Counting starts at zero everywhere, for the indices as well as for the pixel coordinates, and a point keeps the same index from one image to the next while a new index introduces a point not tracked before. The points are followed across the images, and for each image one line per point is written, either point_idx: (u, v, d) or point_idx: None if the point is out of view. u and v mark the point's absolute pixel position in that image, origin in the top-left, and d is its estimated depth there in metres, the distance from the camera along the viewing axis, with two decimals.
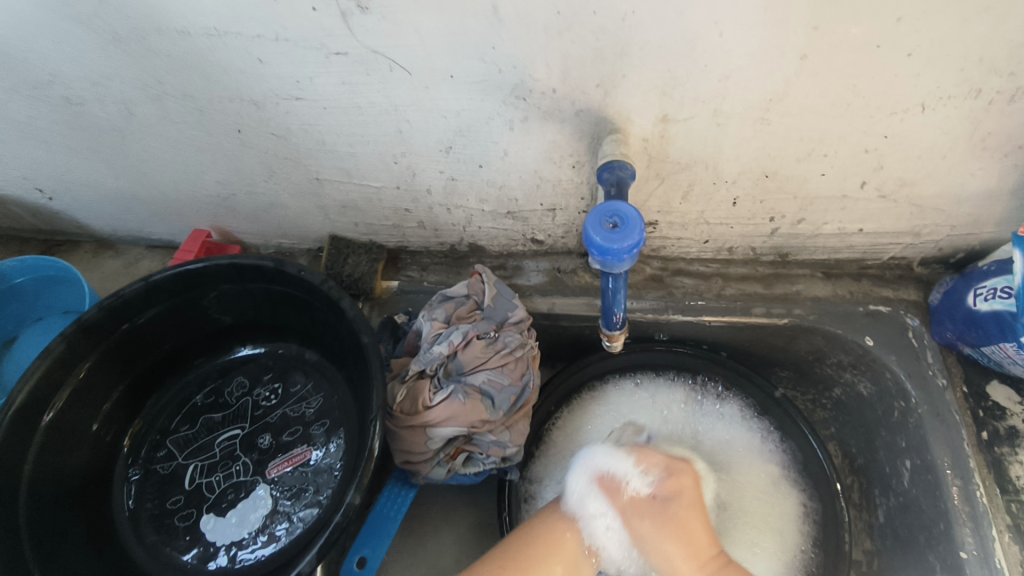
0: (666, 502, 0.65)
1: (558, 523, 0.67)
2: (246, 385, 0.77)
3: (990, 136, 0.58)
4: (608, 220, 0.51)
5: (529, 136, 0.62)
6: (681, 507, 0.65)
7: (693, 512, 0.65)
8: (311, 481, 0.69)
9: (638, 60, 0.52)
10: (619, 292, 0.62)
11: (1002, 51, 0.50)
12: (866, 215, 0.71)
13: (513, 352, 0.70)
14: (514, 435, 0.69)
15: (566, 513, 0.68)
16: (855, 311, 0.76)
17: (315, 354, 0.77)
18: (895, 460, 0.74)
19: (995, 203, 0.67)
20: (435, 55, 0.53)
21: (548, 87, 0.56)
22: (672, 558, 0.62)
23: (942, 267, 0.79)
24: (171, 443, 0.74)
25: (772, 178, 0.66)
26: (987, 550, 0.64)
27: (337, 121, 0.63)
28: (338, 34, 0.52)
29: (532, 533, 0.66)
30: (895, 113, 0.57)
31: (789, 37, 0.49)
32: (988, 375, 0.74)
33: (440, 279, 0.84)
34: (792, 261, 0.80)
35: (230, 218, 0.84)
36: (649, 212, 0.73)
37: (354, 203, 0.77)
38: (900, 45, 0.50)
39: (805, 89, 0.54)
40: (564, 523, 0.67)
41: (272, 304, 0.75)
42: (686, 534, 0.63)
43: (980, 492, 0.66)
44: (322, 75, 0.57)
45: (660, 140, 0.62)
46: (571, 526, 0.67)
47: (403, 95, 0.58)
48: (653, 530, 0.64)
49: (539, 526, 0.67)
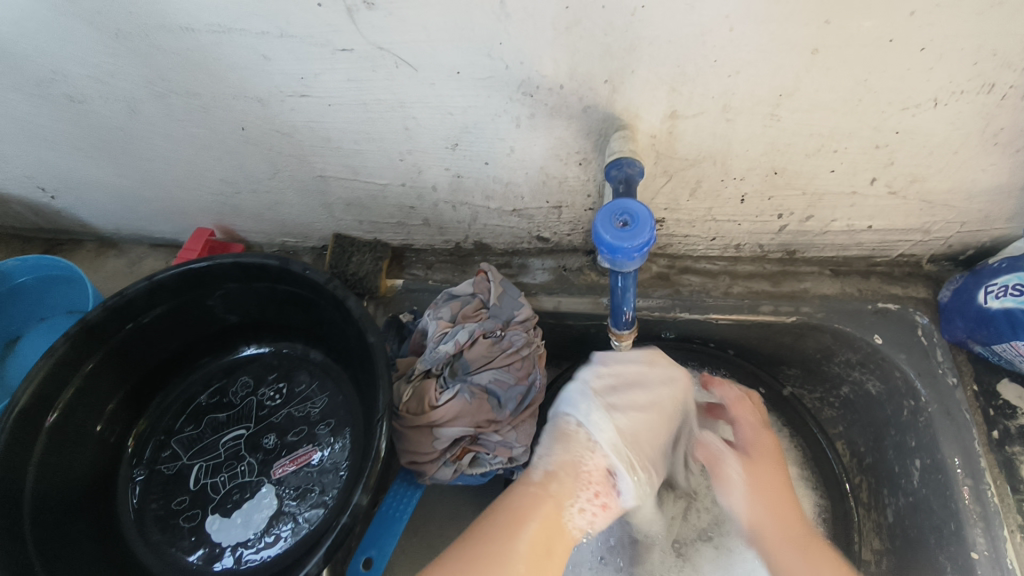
0: (776, 461, 0.69)
1: (519, 517, 0.55)
2: (251, 385, 0.77)
3: (1003, 131, 0.57)
4: (617, 218, 0.50)
5: (536, 132, 0.62)
6: (767, 459, 0.69)
7: (783, 483, 0.67)
8: (317, 481, 0.69)
9: (647, 55, 0.52)
10: (628, 290, 0.61)
11: (1016, 44, 0.49)
12: (876, 212, 0.70)
13: (519, 351, 0.69)
14: (521, 435, 0.68)
15: (523, 503, 0.57)
16: (864, 309, 0.75)
17: (320, 354, 0.76)
18: (905, 460, 0.73)
19: (1007, 199, 0.66)
20: (441, 51, 0.53)
21: (555, 83, 0.55)
22: (761, 514, 0.66)
23: (952, 263, 0.78)
24: (176, 443, 0.73)
25: (781, 174, 0.65)
26: (998, 550, 0.63)
27: (342, 118, 0.62)
28: (343, 31, 0.51)
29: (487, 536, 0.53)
30: (907, 108, 0.56)
31: (801, 32, 0.48)
32: (998, 373, 0.73)
33: (445, 277, 0.83)
34: (800, 258, 0.80)
35: (234, 217, 0.83)
36: (657, 209, 0.73)
37: (359, 201, 0.76)
38: (914, 39, 0.49)
39: (816, 85, 0.54)
40: (527, 514, 0.55)
41: (277, 303, 0.74)
42: (774, 493, 0.67)
43: (991, 491, 0.65)
44: (326, 72, 0.56)
45: (668, 136, 0.61)
46: (533, 516, 0.55)
47: (408, 91, 0.58)
48: (756, 493, 0.67)
49: (495, 533, 0.54)
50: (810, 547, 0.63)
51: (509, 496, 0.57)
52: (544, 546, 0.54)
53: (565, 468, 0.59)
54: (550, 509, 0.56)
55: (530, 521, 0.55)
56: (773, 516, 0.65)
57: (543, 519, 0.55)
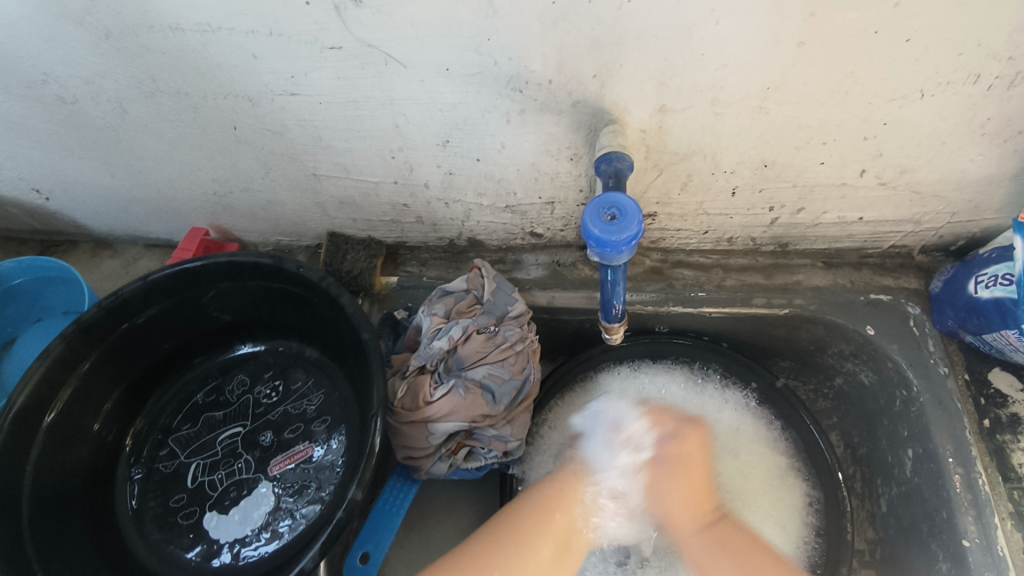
0: (682, 461, 0.70)
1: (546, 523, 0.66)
2: (247, 383, 0.77)
3: (990, 121, 0.58)
4: (606, 212, 0.50)
5: (526, 128, 0.62)
6: (687, 466, 0.70)
7: (700, 467, 0.71)
8: (314, 477, 0.69)
9: (635, 49, 0.52)
10: (618, 285, 0.61)
11: (1001, 35, 0.49)
12: (866, 203, 0.70)
13: (513, 346, 0.70)
14: (516, 430, 0.69)
15: (551, 495, 0.69)
16: (856, 300, 0.76)
17: (316, 351, 0.77)
18: (898, 450, 0.74)
19: (996, 188, 0.66)
20: (430, 48, 0.53)
21: (545, 79, 0.56)
22: (674, 509, 0.69)
23: (943, 254, 0.78)
24: (173, 442, 0.74)
25: (771, 167, 0.66)
26: (988, 538, 0.64)
27: (333, 116, 0.62)
28: (332, 28, 0.52)
29: (519, 534, 0.64)
30: (893, 99, 0.56)
31: (786, 25, 0.49)
32: (989, 362, 0.73)
33: (439, 274, 0.83)
34: (793, 251, 0.80)
35: (228, 216, 0.84)
36: (649, 203, 0.73)
37: (353, 199, 0.76)
38: (899, 30, 0.49)
39: (804, 77, 0.54)
40: (555, 511, 0.68)
41: (272, 301, 0.74)
42: (688, 487, 0.69)
43: (982, 480, 0.66)
44: (316, 70, 0.57)
45: (658, 131, 0.61)
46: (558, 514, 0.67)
47: (399, 88, 0.58)
48: (660, 488, 0.69)
49: (530, 523, 0.66)
50: (717, 533, 0.69)
51: (535, 494, 0.69)
52: (563, 539, 0.66)
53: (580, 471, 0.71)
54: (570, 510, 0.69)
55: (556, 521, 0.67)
56: (679, 509, 0.69)
57: (565, 517, 0.68)
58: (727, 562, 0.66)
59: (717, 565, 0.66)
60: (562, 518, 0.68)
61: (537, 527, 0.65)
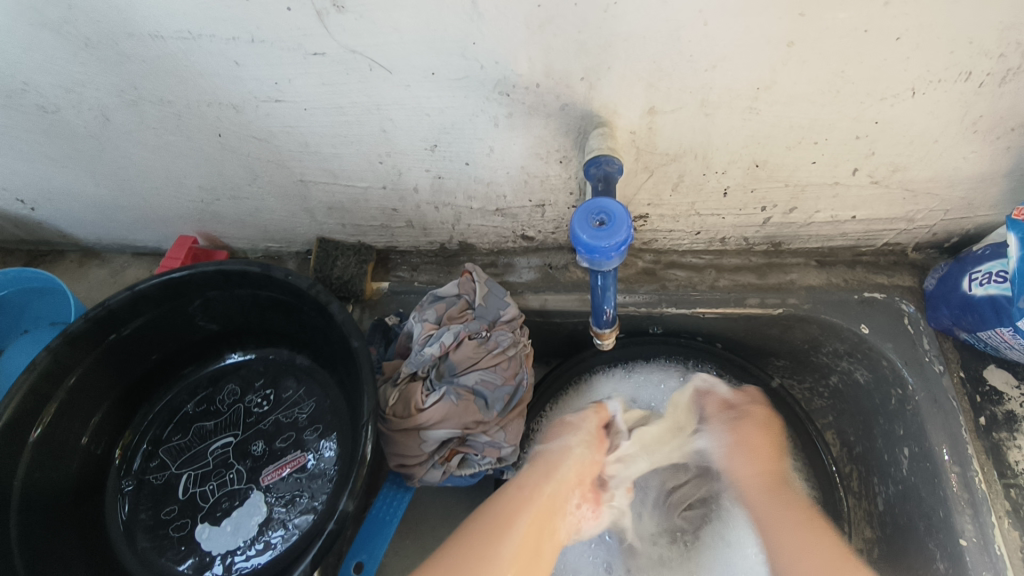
0: (755, 431, 0.76)
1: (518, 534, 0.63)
2: (238, 392, 0.76)
3: (983, 118, 0.57)
4: (594, 218, 0.50)
5: (514, 132, 0.61)
6: (753, 431, 0.76)
7: (767, 441, 0.76)
8: (306, 486, 0.69)
9: (623, 51, 0.51)
10: (609, 289, 0.61)
11: (992, 33, 0.49)
12: (859, 202, 0.70)
13: (505, 351, 0.69)
14: (509, 435, 0.69)
15: (517, 501, 0.66)
16: (850, 299, 0.75)
17: (307, 358, 0.76)
18: (894, 448, 0.73)
19: (989, 185, 0.66)
20: (415, 53, 0.52)
21: (532, 82, 0.55)
22: (741, 467, 0.74)
23: (937, 251, 0.78)
24: (164, 453, 0.73)
25: (763, 167, 0.65)
26: (986, 537, 0.63)
27: (319, 122, 0.62)
28: (314, 34, 0.51)
29: (484, 546, 0.61)
30: (885, 98, 0.56)
31: (775, 25, 0.48)
32: (984, 359, 0.73)
33: (431, 279, 0.83)
34: (786, 250, 0.79)
35: (216, 223, 0.83)
36: (640, 205, 0.72)
37: (341, 205, 0.75)
38: (890, 29, 0.48)
39: (794, 77, 0.53)
40: (518, 518, 0.65)
41: (260, 309, 0.74)
42: (756, 452, 0.75)
43: (979, 478, 0.66)
44: (300, 77, 0.56)
45: (648, 132, 0.61)
46: (529, 518, 0.65)
47: (385, 94, 0.57)
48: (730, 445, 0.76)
49: (492, 537, 0.62)
50: (777, 491, 0.72)
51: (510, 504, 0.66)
52: (534, 543, 0.63)
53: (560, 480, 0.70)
54: (534, 513, 0.66)
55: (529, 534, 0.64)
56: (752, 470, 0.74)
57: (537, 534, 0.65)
58: (790, 521, 0.68)
59: (783, 529, 0.68)
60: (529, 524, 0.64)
61: (500, 540, 0.61)
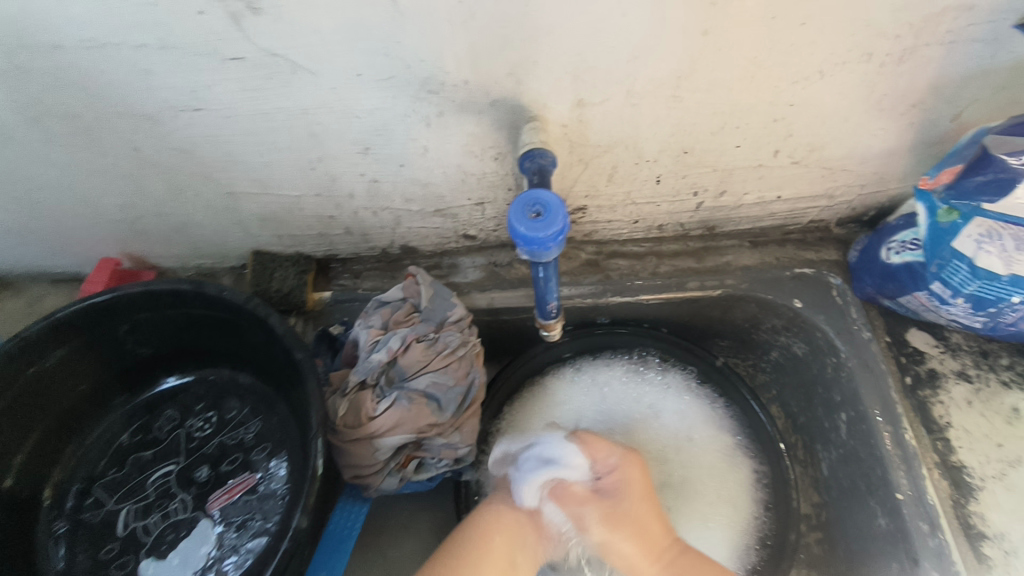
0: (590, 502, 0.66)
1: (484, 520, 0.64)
2: (177, 418, 0.73)
3: (886, 96, 0.61)
4: (530, 209, 0.50)
5: (446, 131, 0.61)
6: (633, 498, 0.66)
7: (645, 496, 0.67)
8: (257, 508, 0.66)
9: (547, 45, 0.52)
10: (551, 280, 0.61)
11: (886, 15, 0.52)
12: (783, 182, 0.73)
13: (455, 351, 0.68)
14: (464, 436, 0.69)
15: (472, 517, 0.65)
16: (783, 275, 0.79)
17: (248, 376, 0.73)
18: (832, 415, 0.77)
19: (897, 160, 0.71)
20: (337, 54, 0.52)
21: (460, 80, 0.55)
22: (630, 551, 0.63)
23: (858, 225, 0.83)
24: (99, 488, 0.69)
25: (691, 153, 0.67)
26: (919, 489, 0.67)
27: (243, 130, 0.60)
28: (230, 38, 0.50)
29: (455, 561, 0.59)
30: (797, 81, 0.59)
31: (690, 14, 0.50)
32: (906, 323, 0.77)
33: (375, 284, 0.81)
34: (720, 233, 0.83)
35: (141, 242, 0.79)
36: (577, 197, 0.73)
37: (275, 215, 0.73)
38: (794, 15, 0.51)
39: (711, 64, 0.55)
40: (478, 526, 0.63)
41: (195, 329, 0.71)
42: (638, 527, 0.64)
43: (909, 435, 0.70)
44: (219, 83, 0.54)
45: (579, 125, 0.62)
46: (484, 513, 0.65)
47: (310, 97, 0.56)
48: (608, 533, 0.64)
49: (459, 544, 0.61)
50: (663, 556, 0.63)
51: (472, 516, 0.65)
52: (494, 531, 0.63)
53: (505, 492, 0.68)
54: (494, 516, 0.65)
55: (497, 541, 0.62)
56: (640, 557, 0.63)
57: (508, 543, 0.63)
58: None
59: None
60: (490, 535, 0.62)
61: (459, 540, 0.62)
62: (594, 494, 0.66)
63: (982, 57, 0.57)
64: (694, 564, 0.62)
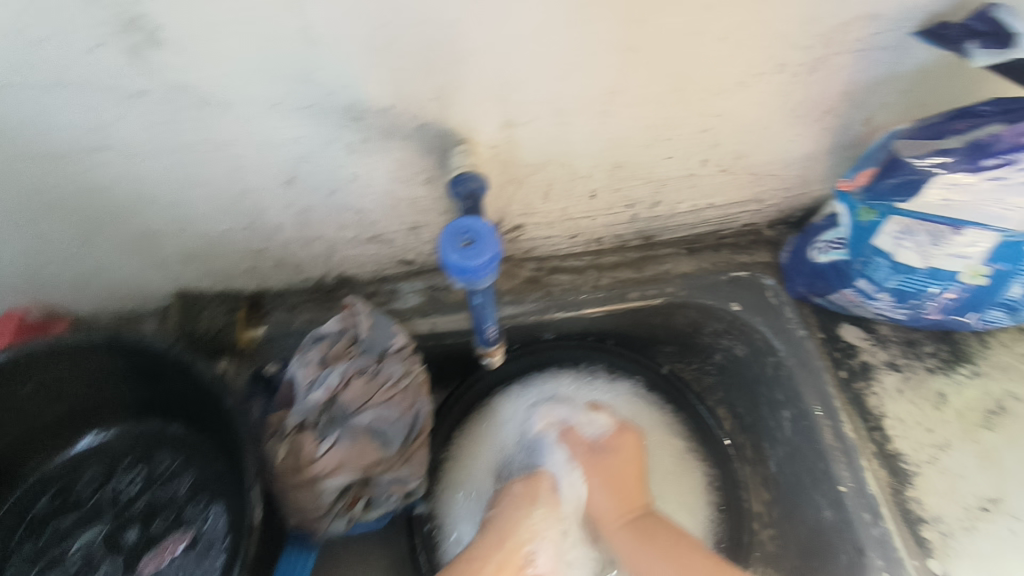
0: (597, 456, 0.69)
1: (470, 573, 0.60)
2: (99, 478, 0.67)
3: (803, 103, 0.63)
4: (462, 237, 0.49)
5: (373, 157, 0.59)
6: (623, 461, 0.69)
7: (636, 466, 0.70)
8: (193, 567, 0.62)
9: (470, 69, 0.51)
10: (489, 306, 0.60)
11: (797, 28, 0.54)
12: (713, 189, 0.75)
13: (398, 383, 0.67)
14: (414, 468, 0.68)
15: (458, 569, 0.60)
16: (720, 280, 0.80)
17: (176, 426, 0.69)
18: (776, 413, 0.79)
19: (818, 163, 0.73)
20: (249, 85, 0.49)
21: (383, 106, 0.53)
22: (604, 505, 0.67)
23: (786, 227, 0.85)
24: (14, 564, 0.63)
25: (623, 167, 0.68)
26: (860, 480, 0.69)
27: (153, 166, 0.56)
28: (130, 73, 0.46)
29: None
30: (718, 94, 0.60)
31: (611, 33, 0.50)
32: (837, 319, 0.79)
33: (312, 317, 0.77)
34: (657, 242, 0.84)
35: (49, 289, 0.73)
36: (514, 216, 0.73)
37: (197, 252, 0.69)
38: (711, 31, 0.52)
39: (635, 81, 0.56)
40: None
41: (114, 381, 0.65)
42: (623, 482, 0.68)
43: (848, 427, 0.72)
44: (123, 120, 0.51)
45: (509, 145, 0.61)
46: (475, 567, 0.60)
47: (225, 130, 0.53)
48: (601, 485, 0.68)
49: None
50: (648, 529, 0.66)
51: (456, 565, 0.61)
52: None
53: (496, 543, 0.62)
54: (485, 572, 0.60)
55: None
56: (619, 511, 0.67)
57: None
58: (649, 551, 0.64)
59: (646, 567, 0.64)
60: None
61: None
62: (587, 448, 0.70)
63: (887, 64, 0.60)
64: (671, 536, 0.65)
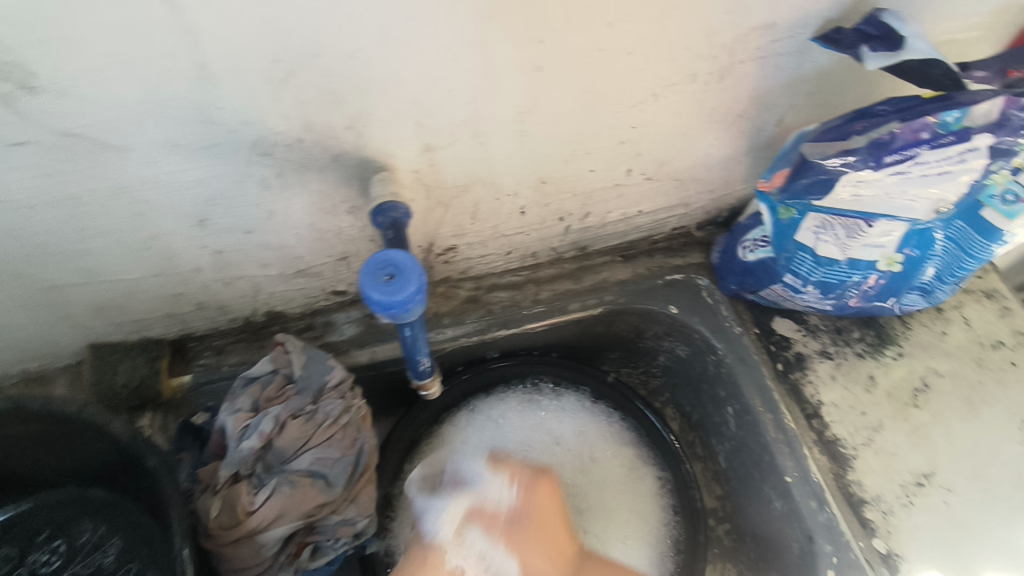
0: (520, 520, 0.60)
1: None
2: (11, 558, 0.60)
3: (717, 109, 0.65)
4: (383, 272, 0.47)
5: (289, 191, 0.57)
6: (544, 518, 0.61)
7: (557, 512, 0.62)
8: None
9: (380, 96, 0.50)
10: (419, 338, 0.59)
11: (701, 38, 0.55)
12: (640, 197, 0.76)
13: (338, 420, 0.64)
14: (361, 507, 0.64)
15: None
16: (656, 284, 0.82)
17: (103, 490, 0.64)
18: (721, 409, 0.81)
19: (737, 165, 0.75)
20: (143, 127, 0.46)
21: (293, 139, 0.51)
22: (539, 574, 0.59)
23: (715, 227, 0.87)
24: None
25: (549, 183, 0.68)
26: (803, 469, 0.71)
27: (46, 218, 0.52)
28: (4, 123, 0.43)
29: None
30: (634, 105, 0.60)
31: (520, 53, 0.50)
32: (770, 313, 0.81)
33: (242, 359, 0.74)
34: (593, 252, 0.84)
35: None
36: (445, 237, 0.71)
37: (109, 303, 0.65)
38: (619, 46, 0.53)
39: (550, 98, 0.56)
40: None
41: (28, 447, 0.60)
42: (550, 540, 0.61)
43: (788, 418, 0.74)
44: (4, 172, 0.47)
45: (431, 169, 0.60)
46: None
47: (122, 175, 0.50)
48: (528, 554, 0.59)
49: None
50: None
51: None
52: None
53: None
54: None
55: None
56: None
57: None
58: None
59: None
60: None
61: None
62: (505, 524, 0.59)
63: (790, 69, 0.62)
64: None
